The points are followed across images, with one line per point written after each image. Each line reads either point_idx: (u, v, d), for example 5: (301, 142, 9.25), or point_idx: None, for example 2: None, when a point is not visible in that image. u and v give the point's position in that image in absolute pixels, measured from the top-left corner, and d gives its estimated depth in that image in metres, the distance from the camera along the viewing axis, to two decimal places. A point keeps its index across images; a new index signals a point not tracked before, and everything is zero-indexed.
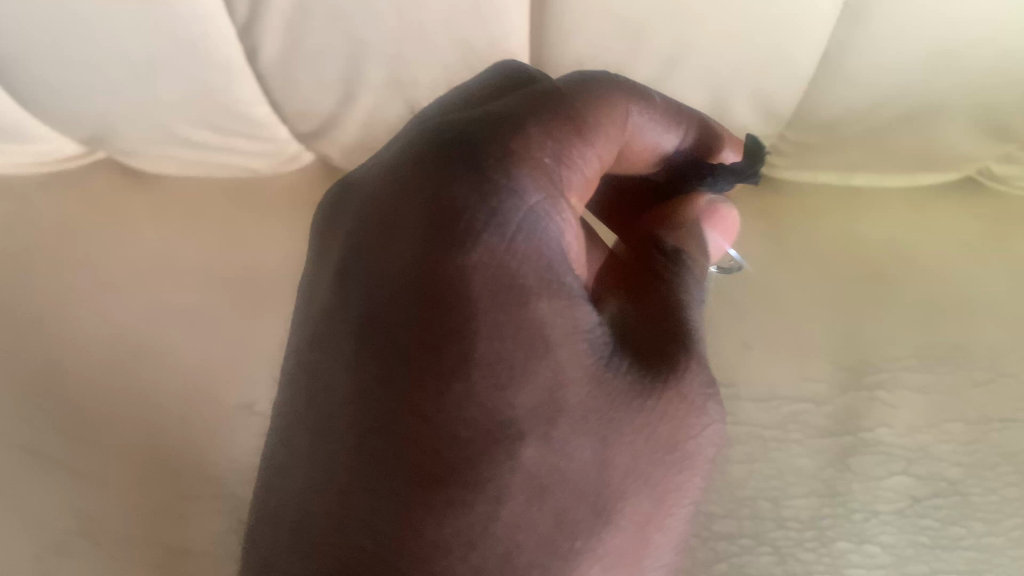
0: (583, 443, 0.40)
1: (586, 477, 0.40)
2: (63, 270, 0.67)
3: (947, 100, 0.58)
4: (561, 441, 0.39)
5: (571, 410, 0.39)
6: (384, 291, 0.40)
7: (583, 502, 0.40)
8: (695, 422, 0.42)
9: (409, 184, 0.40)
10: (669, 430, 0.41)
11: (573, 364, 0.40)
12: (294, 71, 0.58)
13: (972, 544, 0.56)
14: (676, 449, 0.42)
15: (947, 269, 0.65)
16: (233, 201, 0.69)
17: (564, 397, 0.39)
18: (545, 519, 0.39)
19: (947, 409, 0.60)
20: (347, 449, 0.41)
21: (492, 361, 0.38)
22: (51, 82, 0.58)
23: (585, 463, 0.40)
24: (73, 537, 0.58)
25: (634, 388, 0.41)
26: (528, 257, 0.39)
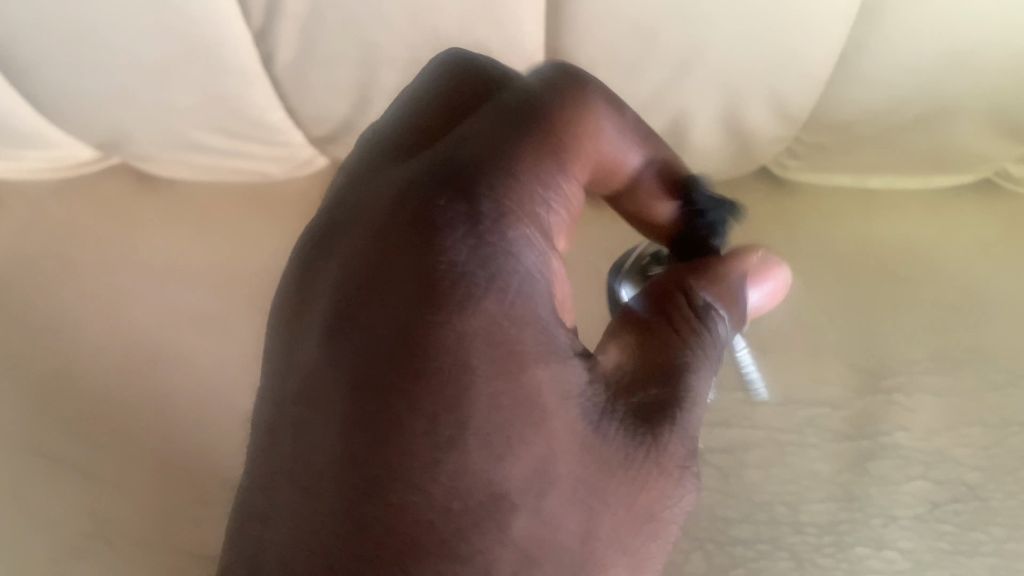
0: (568, 516, 0.37)
1: (569, 551, 0.37)
2: (79, 275, 0.67)
3: (965, 101, 0.57)
4: (549, 515, 0.37)
5: (561, 483, 0.37)
6: (365, 347, 0.37)
7: (566, 574, 0.37)
8: (674, 493, 0.40)
9: (403, 236, 0.39)
10: (651, 498, 0.39)
11: (566, 432, 0.38)
12: (307, 75, 0.57)
13: (992, 550, 0.55)
14: (654, 520, 0.39)
15: (964, 270, 0.65)
16: (248, 206, 0.70)
17: (554, 470, 0.37)
18: None
19: (965, 413, 0.60)
20: (317, 519, 0.36)
21: (488, 431, 0.37)
22: (67, 88, 0.59)
23: (570, 536, 0.37)
24: (89, 540, 0.57)
25: (622, 451, 0.39)
26: (525, 320, 0.39)
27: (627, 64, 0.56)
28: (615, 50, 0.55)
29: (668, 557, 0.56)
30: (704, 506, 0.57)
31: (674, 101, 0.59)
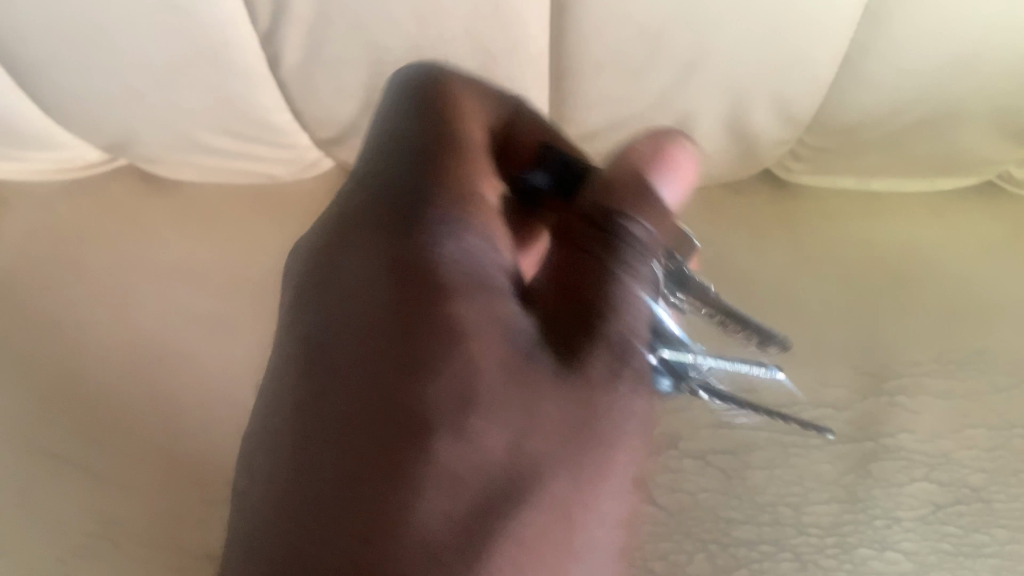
0: (497, 432, 0.35)
1: (505, 469, 0.35)
2: (86, 276, 0.68)
3: (970, 104, 0.58)
4: (475, 432, 0.35)
5: (486, 399, 0.36)
6: (318, 316, 0.39)
7: (502, 491, 0.35)
8: (622, 405, 0.37)
9: (344, 223, 0.41)
10: (590, 412, 0.37)
11: (490, 351, 0.37)
12: (315, 78, 0.58)
13: (995, 551, 0.55)
14: (597, 431, 0.36)
15: (969, 271, 0.65)
16: (255, 209, 0.71)
17: (478, 386, 0.36)
18: (461, 511, 0.34)
19: (970, 415, 0.60)
20: (275, 476, 0.35)
21: (406, 363, 0.36)
22: (75, 91, 0.59)
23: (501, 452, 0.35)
24: (95, 540, 0.57)
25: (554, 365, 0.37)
26: (451, 261, 0.39)
27: (632, 67, 0.56)
28: (620, 53, 0.55)
29: (672, 558, 0.56)
30: (708, 508, 0.57)
31: (682, 102, 0.58)
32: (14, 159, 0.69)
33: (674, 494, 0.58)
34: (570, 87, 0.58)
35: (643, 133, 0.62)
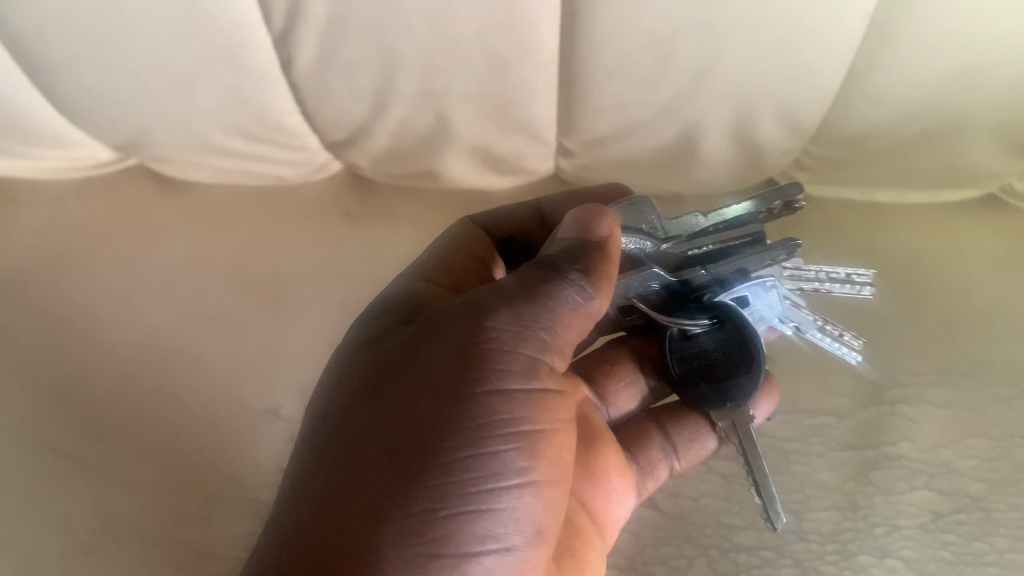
0: (404, 457, 0.43)
1: (397, 489, 0.42)
2: (97, 276, 0.69)
3: (971, 117, 0.57)
4: (395, 455, 0.43)
5: (408, 432, 0.44)
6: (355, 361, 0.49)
7: (392, 506, 0.42)
8: (502, 437, 0.44)
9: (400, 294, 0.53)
10: (474, 441, 0.43)
11: (432, 392, 0.44)
12: (327, 82, 0.57)
13: (995, 560, 0.55)
14: (479, 460, 0.43)
15: (969, 285, 0.66)
16: (265, 210, 0.71)
17: (408, 417, 0.44)
18: (368, 514, 0.42)
19: (971, 426, 0.60)
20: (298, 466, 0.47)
21: (379, 398, 0.46)
22: (94, 90, 0.59)
23: (399, 474, 0.43)
24: (100, 538, 0.58)
25: (459, 403, 0.44)
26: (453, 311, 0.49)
27: (643, 76, 0.55)
28: (630, 60, 0.54)
29: (672, 563, 0.56)
30: (709, 513, 0.58)
31: (688, 111, 0.58)
32: (31, 159, 0.70)
33: (674, 499, 0.60)
34: (580, 94, 0.57)
35: (650, 141, 0.61)
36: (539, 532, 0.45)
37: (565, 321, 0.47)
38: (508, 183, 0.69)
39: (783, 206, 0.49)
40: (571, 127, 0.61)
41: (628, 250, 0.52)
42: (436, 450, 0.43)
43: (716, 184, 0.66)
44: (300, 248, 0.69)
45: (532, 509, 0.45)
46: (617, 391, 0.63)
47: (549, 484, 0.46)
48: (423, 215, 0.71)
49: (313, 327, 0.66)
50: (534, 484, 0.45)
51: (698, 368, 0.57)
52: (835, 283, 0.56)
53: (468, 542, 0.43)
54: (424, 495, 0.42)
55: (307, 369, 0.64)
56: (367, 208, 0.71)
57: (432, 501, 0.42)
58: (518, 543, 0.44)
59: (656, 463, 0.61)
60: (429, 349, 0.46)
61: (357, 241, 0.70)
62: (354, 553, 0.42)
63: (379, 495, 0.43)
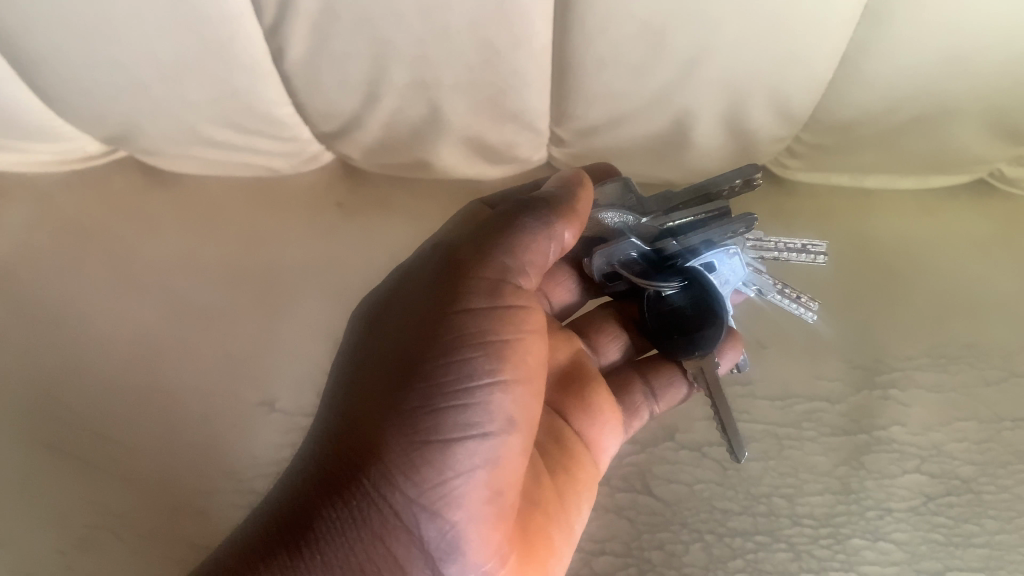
0: (387, 370, 0.47)
1: (382, 395, 0.46)
2: (88, 269, 0.69)
3: (961, 104, 0.57)
4: (381, 372, 0.47)
5: (391, 350, 0.47)
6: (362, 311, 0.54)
7: (376, 411, 0.46)
8: (473, 338, 0.46)
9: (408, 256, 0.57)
10: (445, 345, 0.46)
11: (412, 314, 0.48)
12: (318, 73, 0.56)
13: (985, 541, 0.57)
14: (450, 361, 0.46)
15: (957, 268, 0.66)
16: (254, 201, 0.71)
17: (394, 338, 0.48)
18: (359, 423, 0.46)
19: (961, 409, 0.61)
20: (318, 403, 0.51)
21: (374, 332, 0.50)
22: (80, 83, 0.59)
23: (383, 383, 0.46)
24: (95, 531, 0.60)
25: (431, 316, 0.47)
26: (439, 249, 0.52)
27: (634, 65, 0.55)
28: (620, 50, 0.54)
29: (668, 547, 0.57)
30: (703, 498, 0.59)
31: (680, 99, 0.57)
32: (17, 151, 0.69)
33: (670, 485, 0.60)
34: (573, 83, 0.57)
35: (642, 129, 0.61)
36: (515, 422, 0.46)
37: (534, 246, 0.50)
38: (501, 172, 0.69)
39: (743, 182, 0.54)
40: (565, 115, 0.60)
41: (611, 223, 0.55)
42: (407, 357, 0.46)
43: (709, 169, 0.66)
44: (292, 239, 0.69)
45: (506, 399, 0.46)
46: (603, 342, 0.64)
47: (525, 380, 0.47)
48: (415, 206, 0.70)
49: (307, 320, 0.66)
50: (503, 376, 0.46)
51: (671, 325, 0.57)
52: (791, 253, 0.55)
53: (439, 430, 0.45)
54: (399, 394, 0.45)
55: (301, 362, 0.65)
56: (358, 198, 0.70)
57: (406, 398, 0.45)
58: (495, 433, 0.46)
59: (636, 403, 0.61)
60: (412, 281, 0.50)
61: (349, 232, 0.69)
62: (346, 450, 0.46)
63: (368, 406, 0.46)
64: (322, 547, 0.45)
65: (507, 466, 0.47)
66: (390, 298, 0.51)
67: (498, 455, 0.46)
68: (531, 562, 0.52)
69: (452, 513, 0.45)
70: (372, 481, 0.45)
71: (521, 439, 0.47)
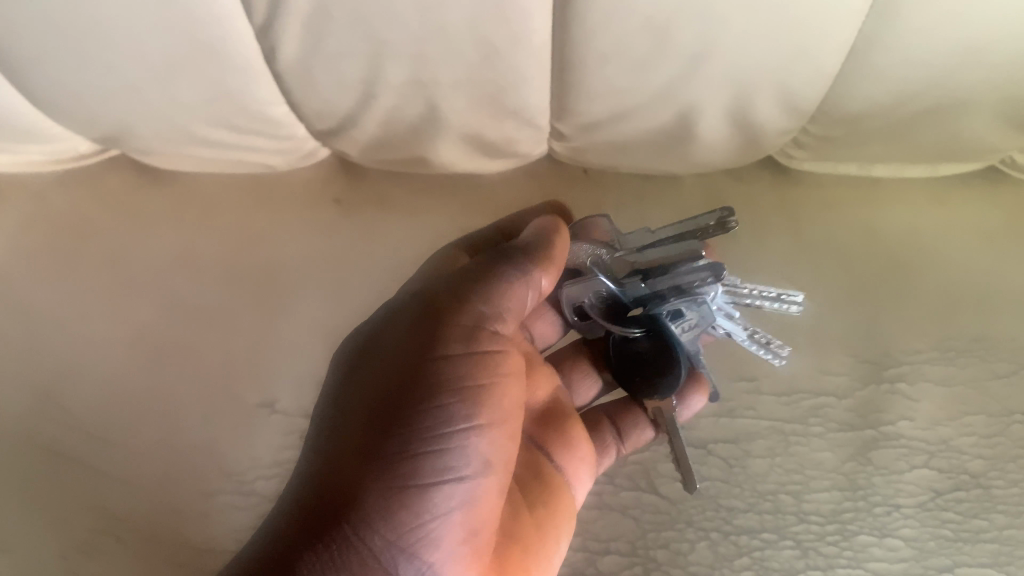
0: (364, 415, 0.46)
1: (359, 440, 0.46)
2: (84, 270, 0.68)
3: (974, 94, 0.56)
4: (356, 416, 0.47)
5: (368, 395, 0.47)
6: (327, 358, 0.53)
7: (353, 455, 0.45)
8: (452, 384, 0.47)
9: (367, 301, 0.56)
10: (425, 390, 0.46)
11: (388, 360, 0.48)
12: (313, 73, 0.55)
13: (994, 537, 0.57)
14: (431, 406, 0.46)
15: (966, 259, 0.65)
16: (250, 197, 0.69)
17: (369, 384, 0.48)
18: (336, 467, 0.46)
19: (970, 403, 0.60)
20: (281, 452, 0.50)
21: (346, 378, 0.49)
22: (70, 85, 0.57)
23: (360, 427, 0.46)
24: (99, 535, 0.60)
25: (410, 362, 0.47)
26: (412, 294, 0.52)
27: (637, 59, 0.53)
28: (623, 45, 0.52)
29: (674, 546, 0.57)
30: (709, 496, 0.59)
31: (684, 94, 0.56)
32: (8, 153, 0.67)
33: (675, 483, 0.60)
34: (574, 79, 0.55)
35: (645, 123, 0.59)
36: (489, 465, 0.48)
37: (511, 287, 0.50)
38: (501, 166, 0.67)
39: (717, 225, 0.49)
40: (566, 110, 0.59)
41: (584, 259, 0.54)
42: (386, 397, 0.46)
43: (714, 160, 0.64)
44: (289, 236, 0.68)
45: (482, 442, 0.47)
46: (577, 380, 0.64)
47: (500, 424, 0.48)
48: (414, 200, 0.69)
49: (307, 320, 0.65)
50: (478, 417, 0.47)
51: (638, 365, 0.57)
52: (765, 302, 0.50)
53: (420, 468, 0.45)
54: (379, 434, 0.45)
55: (302, 363, 0.64)
56: (356, 193, 0.69)
57: (385, 438, 0.45)
58: (472, 476, 0.47)
59: (605, 443, 0.61)
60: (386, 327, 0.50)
61: (348, 228, 0.68)
62: (322, 492, 0.45)
63: (343, 451, 0.46)
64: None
65: (481, 505, 0.48)
66: (361, 344, 0.50)
67: (473, 497, 0.47)
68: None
69: (429, 554, 0.46)
70: (353, 521, 0.44)
71: (495, 481, 0.48)
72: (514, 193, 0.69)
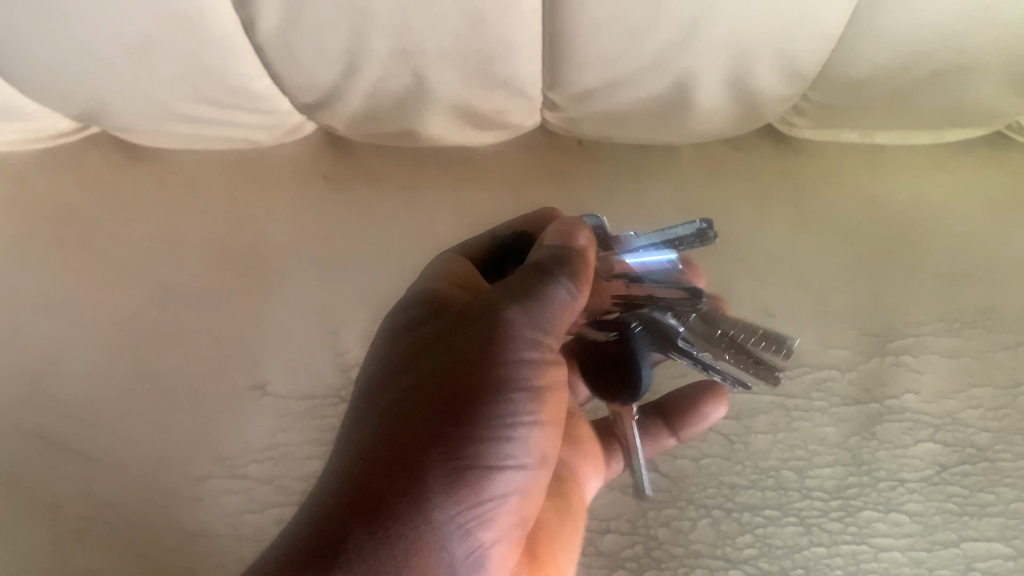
0: (418, 407, 0.43)
1: (414, 432, 0.43)
2: (66, 252, 0.66)
3: (981, 57, 0.54)
4: (409, 409, 0.44)
5: (421, 389, 0.44)
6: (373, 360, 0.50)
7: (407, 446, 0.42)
8: (512, 376, 0.44)
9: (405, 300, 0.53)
10: (487, 382, 0.43)
11: (443, 354, 0.45)
12: (294, 45, 0.53)
13: (1000, 510, 0.55)
14: (493, 396, 0.43)
15: (972, 227, 0.64)
16: (235, 175, 0.67)
17: (422, 379, 0.45)
18: (386, 460, 0.42)
19: (975, 374, 0.59)
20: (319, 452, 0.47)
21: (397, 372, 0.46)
22: (42, 63, 0.55)
23: (415, 419, 0.43)
24: (90, 522, 0.59)
25: (468, 354, 0.44)
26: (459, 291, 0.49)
27: (632, 26, 0.51)
28: (618, 11, 0.50)
29: (675, 524, 0.56)
30: (710, 473, 0.58)
31: (680, 62, 0.54)
32: None
33: (675, 461, 0.58)
34: (567, 47, 0.53)
35: (641, 92, 0.57)
36: (543, 460, 0.46)
37: (557, 309, 0.46)
38: (493, 138, 0.65)
39: (696, 236, 0.45)
40: (558, 80, 0.57)
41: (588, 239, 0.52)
42: (446, 387, 0.44)
43: (712, 130, 0.62)
44: (278, 214, 0.66)
45: (539, 437, 0.45)
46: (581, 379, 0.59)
47: (554, 420, 0.46)
48: (404, 175, 0.67)
49: (297, 299, 0.64)
50: (541, 412, 0.45)
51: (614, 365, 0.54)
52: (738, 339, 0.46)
53: (482, 459, 0.43)
54: (439, 424, 0.43)
55: (293, 344, 0.63)
56: (344, 168, 0.67)
57: (448, 429, 0.42)
58: (528, 469, 0.45)
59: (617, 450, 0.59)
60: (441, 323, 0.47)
61: (337, 205, 0.66)
62: (372, 482, 0.42)
63: (395, 445, 0.43)
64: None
65: (532, 499, 0.46)
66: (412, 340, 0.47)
67: (526, 488, 0.45)
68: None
69: (483, 542, 0.44)
70: (405, 512, 0.41)
71: (546, 475, 0.46)
72: (507, 166, 0.67)
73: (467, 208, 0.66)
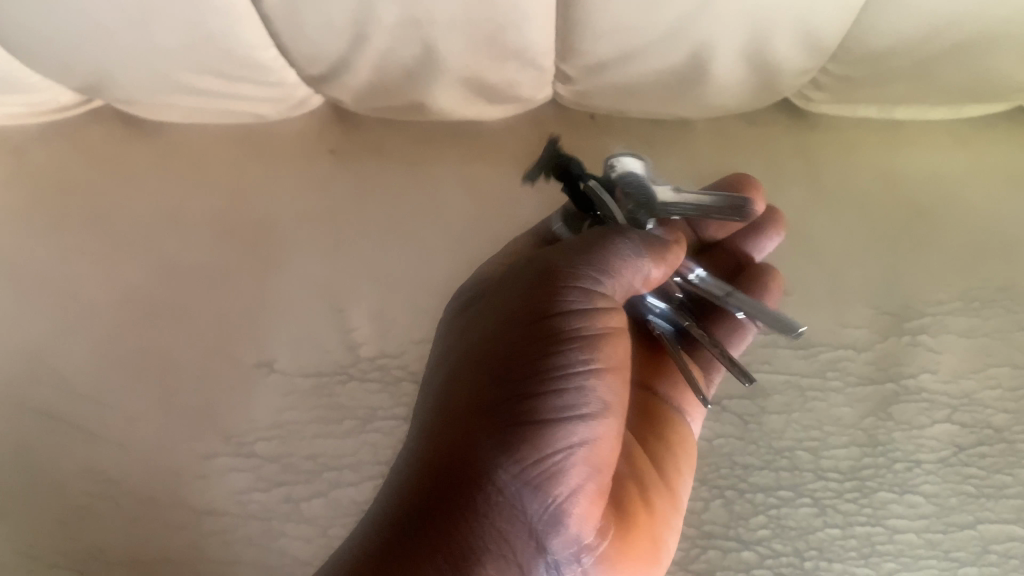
0: (481, 377, 0.46)
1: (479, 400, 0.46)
2: (69, 226, 0.65)
3: (1004, 25, 0.52)
4: (477, 380, 0.47)
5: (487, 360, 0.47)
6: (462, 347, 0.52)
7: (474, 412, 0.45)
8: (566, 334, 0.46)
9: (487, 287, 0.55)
10: (541, 343, 0.46)
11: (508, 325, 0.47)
12: (299, 11, 0.52)
13: (1017, 492, 0.55)
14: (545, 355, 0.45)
15: (992, 205, 0.62)
16: (241, 149, 0.66)
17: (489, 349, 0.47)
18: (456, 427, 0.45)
19: (993, 354, 0.58)
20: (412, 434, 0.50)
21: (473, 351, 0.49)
22: (41, 31, 0.54)
23: (479, 388, 0.46)
24: (94, 500, 0.57)
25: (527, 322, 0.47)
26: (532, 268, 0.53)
27: None
28: None
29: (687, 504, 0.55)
30: (724, 453, 0.57)
31: (697, 32, 0.53)
32: None
33: None
34: (580, 15, 0.52)
35: (656, 64, 0.56)
36: (609, 408, 0.46)
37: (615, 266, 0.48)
38: (503, 112, 0.64)
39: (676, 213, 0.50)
40: (570, 51, 0.56)
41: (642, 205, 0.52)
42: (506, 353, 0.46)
43: (727, 104, 0.61)
44: (284, 188, 0.65)
45: (601, 385, 0.46)
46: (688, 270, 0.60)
47: (619, 368, 0.47)
48: (413, 150, 0.66)
49: (304, 276, 0.63)
50: (600, 362, 0.46)
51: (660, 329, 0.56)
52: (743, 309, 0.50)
53: (541, 413, 0.44)
54: (495, 389, 0.45)
55: (299, 321, 0.62)
56: (352, 143, 0.66)
57: (510, 390, 0.45)
58: (594, 419, 0.45)
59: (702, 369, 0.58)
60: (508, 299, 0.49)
61: (345, 179, 0.65)
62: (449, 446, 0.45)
63: (466, 412, 0.46)
64: (438, 554, 0.43)
65: (608, 447, 0.46)
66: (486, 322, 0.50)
67: (597, 437, 0.45)
68: (639, 547, 0.50)
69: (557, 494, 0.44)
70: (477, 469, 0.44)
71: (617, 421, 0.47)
72: (518, 142, 0.66)
73: (477, 183, 0.65)
